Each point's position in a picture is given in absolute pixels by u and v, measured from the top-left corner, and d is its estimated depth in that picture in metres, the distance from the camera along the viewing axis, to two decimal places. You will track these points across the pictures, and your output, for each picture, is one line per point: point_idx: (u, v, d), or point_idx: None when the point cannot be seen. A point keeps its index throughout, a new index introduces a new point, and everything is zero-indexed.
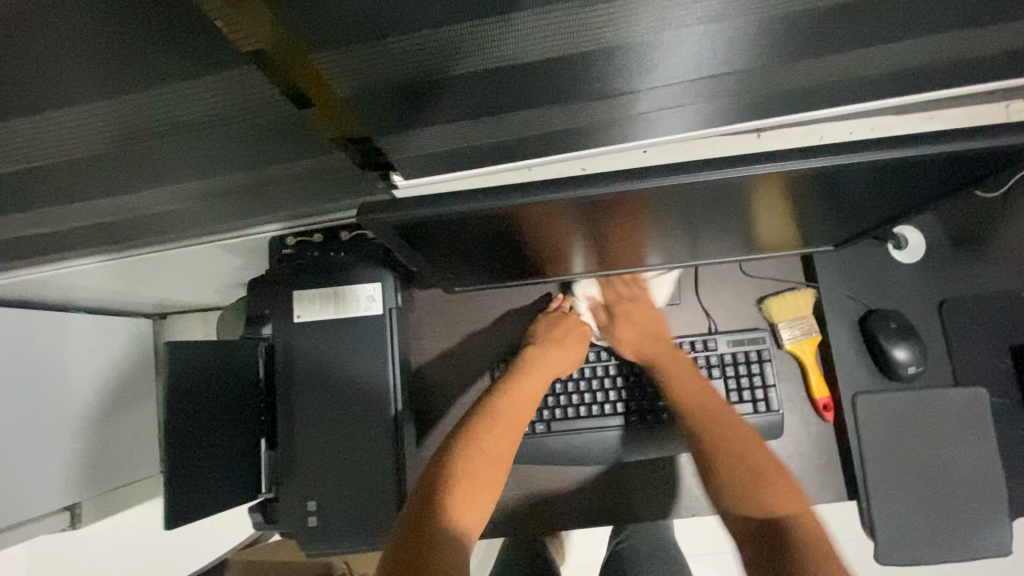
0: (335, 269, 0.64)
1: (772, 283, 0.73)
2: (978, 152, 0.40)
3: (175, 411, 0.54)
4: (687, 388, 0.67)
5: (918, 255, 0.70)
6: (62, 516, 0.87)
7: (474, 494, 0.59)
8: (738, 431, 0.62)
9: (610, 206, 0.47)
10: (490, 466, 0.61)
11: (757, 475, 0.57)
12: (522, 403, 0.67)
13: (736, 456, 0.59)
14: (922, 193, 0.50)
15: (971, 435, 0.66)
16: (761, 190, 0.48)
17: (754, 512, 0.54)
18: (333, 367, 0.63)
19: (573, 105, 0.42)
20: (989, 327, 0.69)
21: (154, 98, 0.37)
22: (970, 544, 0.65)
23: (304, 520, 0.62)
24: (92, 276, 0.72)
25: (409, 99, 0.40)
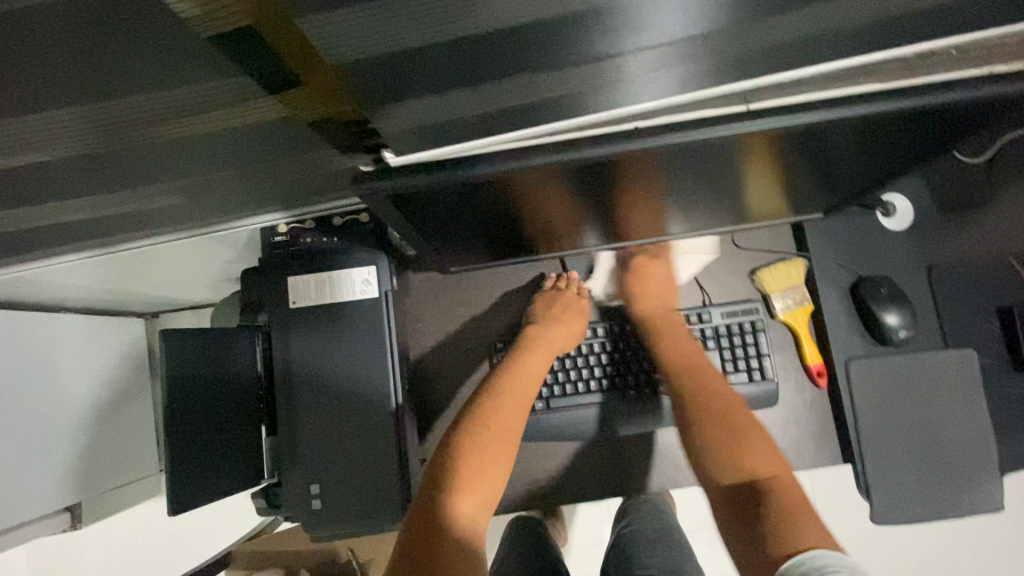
0: (329, 254, 0.64)
1: (764, 254, 0.73)
2: (963, 104, 0.41)
3: (175, 403, 0.54)
4: (683, 354, 0.68)
5: (907, 221, 0.71)
6: (61, 518, 0.88)
7: (478, 475, 0.59)
8: (725, 397, 0.64)
9: (604, 174, 0.47)
10: (497, 443, 0.61)
11: (744, 445, 0.59)
12: (527, 380, 0.67)
13: (725, 434, 0.60)
14: (910, 155, 0.51)
15: (961, 396, 0.67)
16: (751, 157, 0.49)
17: (736, 477, 0.57)
18: (330, 351, 0.63)
19: (575, 70, 0.38)
20: (976, 289, 0.70)
21: (148, 98, 0.37)
22: (963, 501, 0.66)
23: (308, 503, 0.62)
24: (81, 275, 0.71)
25: (399, 76, 0.36)
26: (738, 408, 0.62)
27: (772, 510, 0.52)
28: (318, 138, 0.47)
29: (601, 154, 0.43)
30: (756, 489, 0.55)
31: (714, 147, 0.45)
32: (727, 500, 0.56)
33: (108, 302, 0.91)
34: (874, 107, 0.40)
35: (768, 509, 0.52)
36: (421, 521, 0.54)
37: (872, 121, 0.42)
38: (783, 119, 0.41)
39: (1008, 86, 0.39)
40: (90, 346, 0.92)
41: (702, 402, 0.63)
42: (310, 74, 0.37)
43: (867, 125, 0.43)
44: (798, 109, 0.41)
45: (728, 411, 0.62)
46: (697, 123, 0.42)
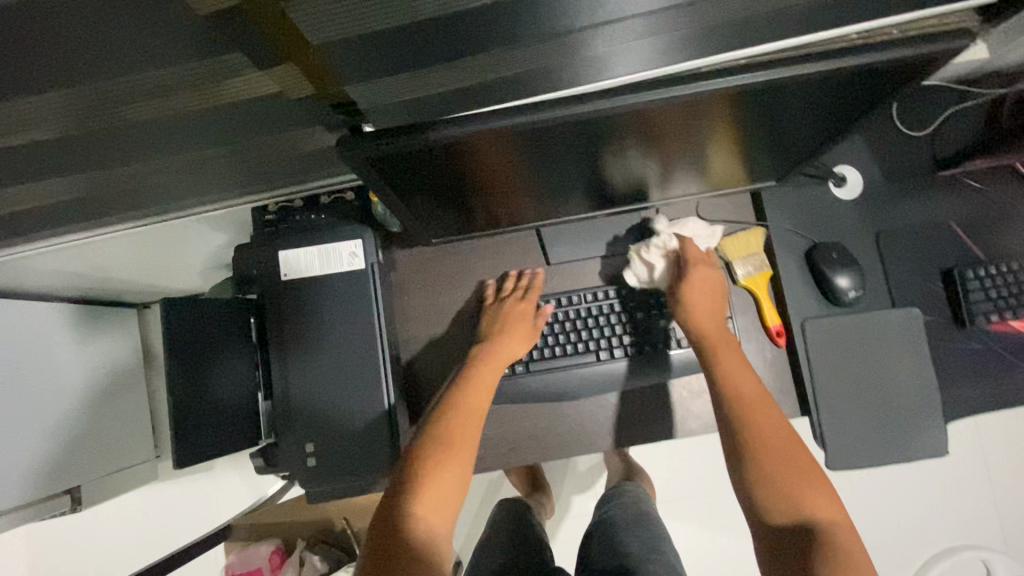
0: (318, 229, 0.68)
1: (727, 224, 0.78)
2: (894, 65, 0.45)
3: (173, 365, 0.58)
4: (740, 380, 0.64)
5: (856, 191, 0.77)
6: (63, 499, 0.84)
7: (439, 484, 0.59)
8: (776, 426, 0.60)
9: (569, 134, 0.52)
10: (454, 458, 0.61)
11: (803, 483, 0.56)
12: (480, 391, 0.68)
13: (774, 467, 0.57)
14: (851, 119, 0.55)
15: (907, 350, 0.73)
16: (707, 121, 0.53)
17: (791, 520, 0.55)
18: (320, 320, 0.67)
19: (537, 46, 0.41)
20: (921, 253, 0.76)
21: (151, 78, 0.41)
22: (910, 447, 0.72)
23: (303, 460, 0.66)
24: (81, 258, 0.74)
25: (382, 54, 0.40)
26: (791, 438, 0.59)
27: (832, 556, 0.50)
28: (305, 117, 0.51)
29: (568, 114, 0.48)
30: (814, 534, 0.53)
31: (670, 109, 0.49)
32: (781, 543, 0.54)
33: (104, 290, 0.94)
34: (813, 67, 0.44)
35: (825, 556, 0.50)
36: (378, 545, 0.55)
37: (812, 81, 0.46)
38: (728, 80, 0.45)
39: (933, 47, 0.43)
40: (91, 329, 0.93)
41: (757, 429, 0.60)
42: (299, 57, 0.41)
43: (806, 86, 0.47)
44: (742, 71, 0.45)
45: (783, 443, 0.59)
46: (652, 84, 0.46)
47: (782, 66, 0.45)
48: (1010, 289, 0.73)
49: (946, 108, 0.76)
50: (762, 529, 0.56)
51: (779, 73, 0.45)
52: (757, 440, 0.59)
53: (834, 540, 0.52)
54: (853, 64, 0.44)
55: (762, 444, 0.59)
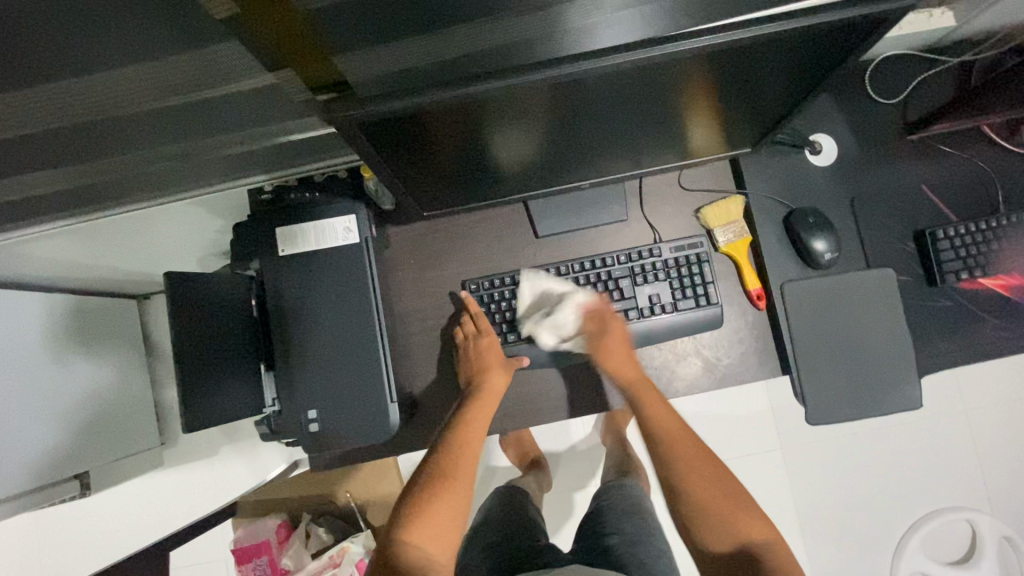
0: (313, 207, 0.71)
1: (708, 194, 0.81)
2: (871, 20, 0.45)
3: (177, 332, 0.61)
4: (664, 418, 0.74)
5: (831, 158, 0.80)
6: (72, 484, 0.89)
7: (442, 522, 0.67)
8: (706, 462, 0.72)
9: (556, 102, 0.53)
10: (451, 490, 0.69)
11: (734, 509, 0.69)
12: (474, 427, 0.73)
13: (707, 505, 0.69)
14: (814, 82, 0.57)
15: (881, 308, 0.76)
16: (690, 83, 0.54)
17: (728, 542, 0.68)
18: (319, 294, 0.70)
19: (519, 15, 0.44)
20: (894, 215, 0.79)
21: (153, 70, 0.44)
22: (887, 401, 0.75)
23: (307, 428, 0.69)
24: (79, 246, 0.76)
25: (369, 26, 0.42)
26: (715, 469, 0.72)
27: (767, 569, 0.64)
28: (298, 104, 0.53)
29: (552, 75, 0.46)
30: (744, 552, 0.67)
31: (655, 70, 0.50)
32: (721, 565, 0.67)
33: (105, 283, 0.95)
34: (798, 20, 0.44)
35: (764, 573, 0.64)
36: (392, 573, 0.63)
37: (797, 36, 0.47)
38: (716, 36, 0.45)
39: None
40: (95, 319, 0.94)
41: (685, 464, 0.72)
42: (298, 46, 0.41)
43: (791, 40, 0.47)
44: (729, 25, 0.45)
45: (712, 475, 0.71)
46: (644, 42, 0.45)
47: (767, 19, 0.45)
48: (979, 246, 0.76)
49: (916, 75, 0.79)
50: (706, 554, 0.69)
51: (765, 25, 0.45)
52: (693, 488, 0.70)
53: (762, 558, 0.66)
54: (834, 16, 0.44)
55: (694, 479, 0.71)
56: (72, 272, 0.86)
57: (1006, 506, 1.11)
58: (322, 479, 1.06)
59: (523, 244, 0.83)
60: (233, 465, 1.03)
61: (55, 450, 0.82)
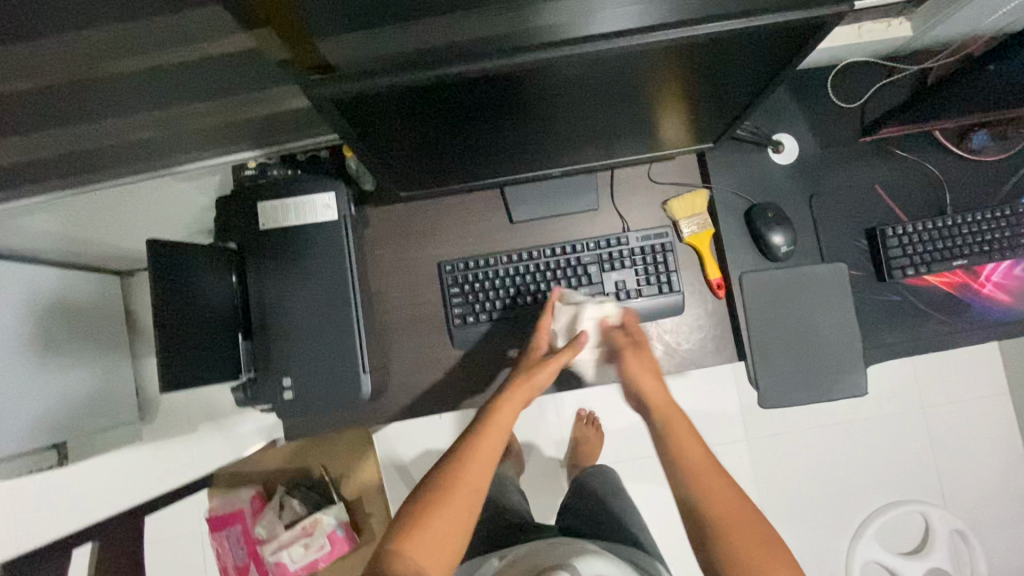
0: (293, 184, 0.73)
1: (676, 187, 0.86)
2: (817, 23, 0.48)
3: (163, 306, 0.62)
4: (689, 441, 0.64)
5: (792, 157, 0.84)
6: (50, 454, 0.88)
7: (439, 530, 0.59)
8: (732, 499, 0.60)
9: (526, 90, 0.55)
10: (456, 495, 0.62)
11: (763, 549, 0.57)
12: (498, 428, 0.68)
13: (739, 554, 0.57)
14: (762, 80, 0.61)
15: (833, 301, 0.81)
16: (653, 74, 0.57)
17: None
18: (297, 267, 0.73)
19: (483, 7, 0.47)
20: (848, 214, 0.84)
21: (136, 26, 0.47)
22: (835, 388, 0.80)
23: (281, 393, 0.72)
24: (60, 221, 0.77)
25: (356, 11, 0.45)
26: (742, 501, 0.60)
27: None
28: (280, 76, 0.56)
29: (521, 61, 0.46)
30: None
31: (620, 61, 0.53)
32: None
33: (86, 260, 0.97)
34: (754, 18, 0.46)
35: None
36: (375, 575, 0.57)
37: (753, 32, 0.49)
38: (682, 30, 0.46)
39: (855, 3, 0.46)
40: (75, 294, 0.96)
41: (703, 490, 0.60)
42: (278, 21, 0.43)
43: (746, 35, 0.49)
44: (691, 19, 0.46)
45: (736, 514, 0.59)
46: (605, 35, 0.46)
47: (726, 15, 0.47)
48: (925, 243, 0.81)
49: (875, 81, 0.83)
50: None
51: (724, 19, 0.46)
52: (722, 527, 0.58)
53: None
54: (790, 16, 0.46)
55: (716, 509, 0.59)
56: (54, 248, 0.87)
57: (955, 497, 1.17)
58: (298, 453, 1.08)
59: (498, 230, 0.86)
60: (209, 440, 1.05)
61: (39, 414, 0.84)
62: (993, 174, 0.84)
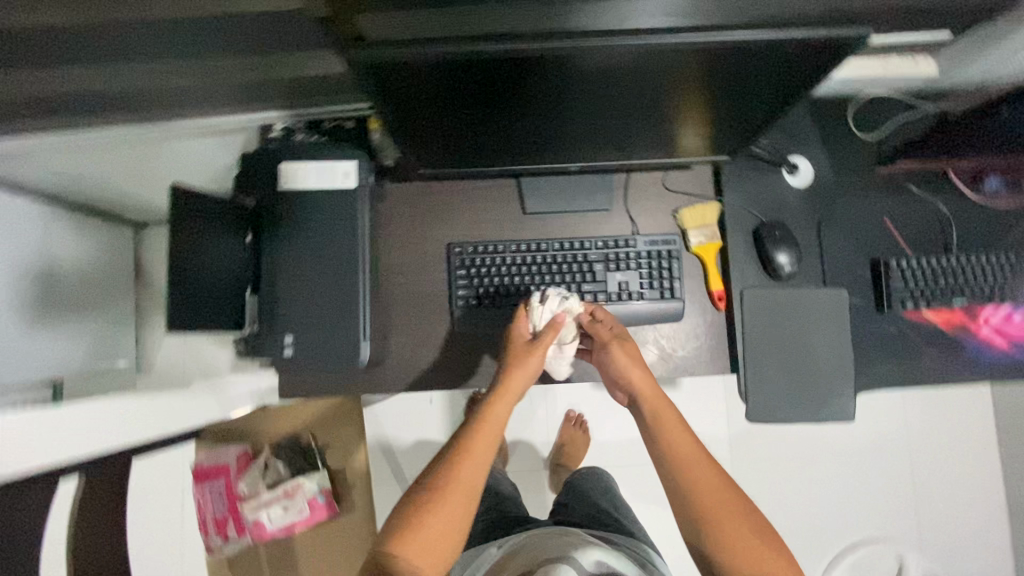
0: (317, 149, 0.75)
1: (688, 197, 0.87)
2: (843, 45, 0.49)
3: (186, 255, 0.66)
4: (678, 433, 0.66)
5: (807, 180, 0.85)
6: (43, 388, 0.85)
7: (434, 528, 0.61)
8: (722, 489, 0.62)
9: (552, 82, 0.56)
10: (450, 494, 0.63)
11: (753, 535, 0.60)
12: (492, 424, 0.69)
13: (729, 542, 0.59)
14: (783, 95, 0.61)
15: (829, 325, 0.82)
16: (675, 77, 0.57)
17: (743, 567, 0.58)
18: (311, 230, 0.74)
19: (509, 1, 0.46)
20: (855, 242, 0.85)
21: None
22: (823, 411, 0.81)
23: (281, 350, 0.73)
24: (81, 164, 0.79)
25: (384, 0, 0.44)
26: (732, 489, 0.62)
27: None
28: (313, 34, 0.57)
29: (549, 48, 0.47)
30: None
31: (644, 62, 0.53)
32: None
33: (100, 208, 0.98)
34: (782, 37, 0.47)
35: None
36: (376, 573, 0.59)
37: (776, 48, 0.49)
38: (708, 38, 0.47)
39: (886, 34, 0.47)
40: (85, 239, 0.97)
41: (694, 481, 0.62)
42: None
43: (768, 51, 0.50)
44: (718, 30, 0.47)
45: (727, 503, 0.61)
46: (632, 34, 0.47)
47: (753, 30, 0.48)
48: (927, 279, 0.82)
49: (896, 113, 0.85)
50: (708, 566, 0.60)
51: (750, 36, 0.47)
52: (713, 518, 0.60)
53: None
54: (816, 34, 0.47)
55: (707, 499, 0.61)
56: (72, 190, 0.88)
57: (931, 537, 1.18)
58: (288, 417, 1.09)
59: (510, 219, 0.88)
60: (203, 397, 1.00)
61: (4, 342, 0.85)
62: (1000, 219, 0.85)
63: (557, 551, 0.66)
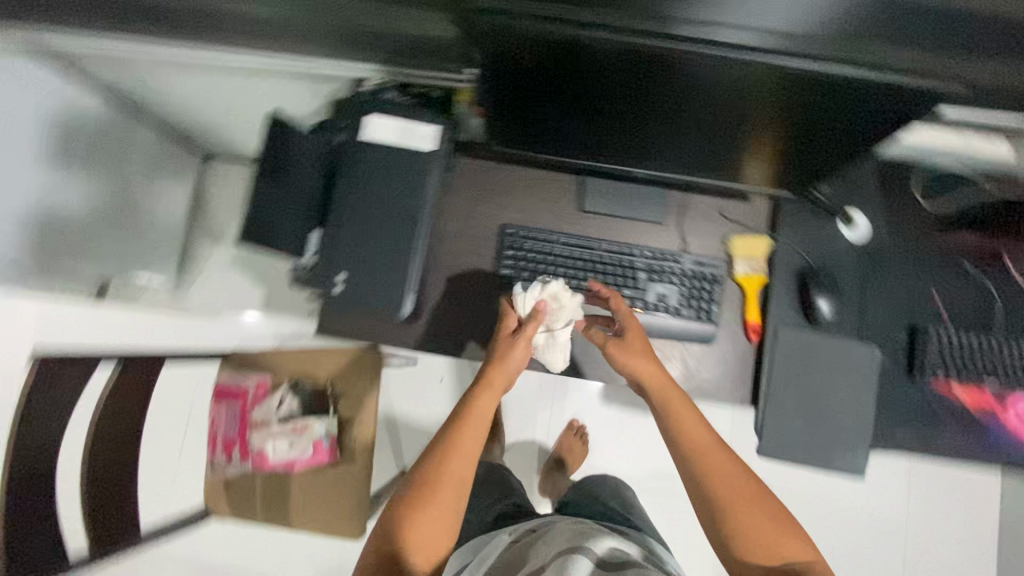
0: (402, 108, 0.79)
1: (741, 227, 0.89)
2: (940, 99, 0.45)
3: (266, 181, 0.80)
4: (687, 421, 0.66)
5: (865, 237, 0.85)
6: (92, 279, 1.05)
7: (432, 519, 0.63)
8: (735, 472, 0.62)
9: (633, 83, 0.56)
10: (443, 489, 0.64)
11: (772, 518, 0.60)
12: (480, 418, 0.69)
13: (745, 526, 0.59)
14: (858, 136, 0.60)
15: (856, 379, 0.82)
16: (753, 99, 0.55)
17: (761, 551, 0.58)
18: (383, 182, 0.78)
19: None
20: (897, 305, 0.86)
21: None
22: (835, 461, 0.82)
23: (333, 285, 0.77)
24: (179, 83, 0.84)
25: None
26: (745, 474, 0.62)
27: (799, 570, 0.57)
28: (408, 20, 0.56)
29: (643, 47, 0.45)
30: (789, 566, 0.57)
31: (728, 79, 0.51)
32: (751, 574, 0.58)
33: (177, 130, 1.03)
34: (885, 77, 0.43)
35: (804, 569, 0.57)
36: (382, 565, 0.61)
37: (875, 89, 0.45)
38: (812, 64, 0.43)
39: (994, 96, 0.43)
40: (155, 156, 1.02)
41: (707, 465, 0.63)
42: None
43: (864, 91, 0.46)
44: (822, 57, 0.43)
45: (740, 487, 0.61)
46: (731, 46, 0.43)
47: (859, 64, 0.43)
48: (963, 352, 0.81)
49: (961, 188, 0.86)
50: (727, 552, 0.59)
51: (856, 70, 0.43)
52: (730, 503, 0.60)
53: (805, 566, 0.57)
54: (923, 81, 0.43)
55: (722, 483, 0.61)
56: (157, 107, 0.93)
57: None
58: None
59: (565, 213, 0.90)
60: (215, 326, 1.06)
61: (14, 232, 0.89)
62: None
63: (570, 540, 0.66)
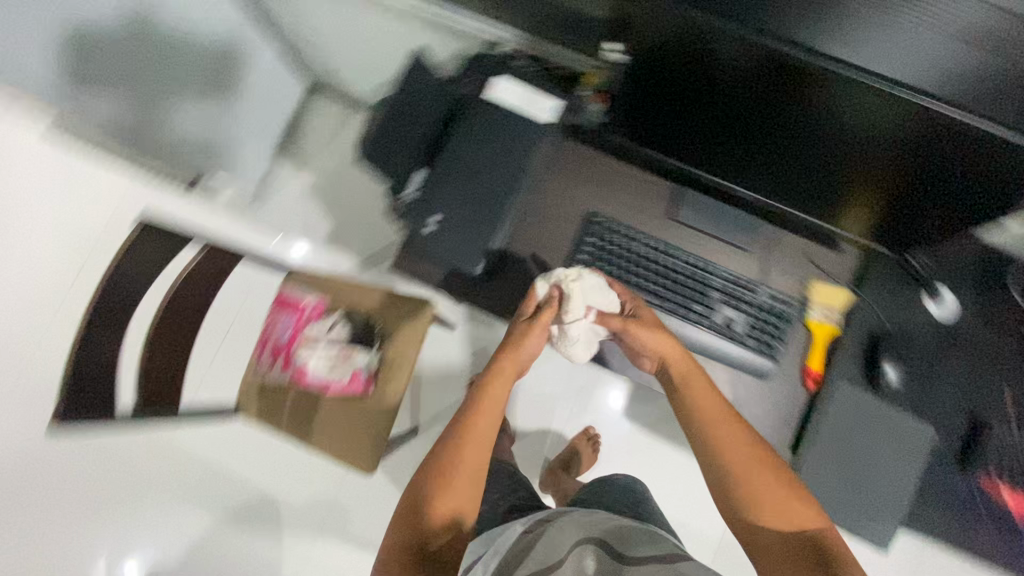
0: (530, 80, 0.82)
1: (825, 274, 0.88)
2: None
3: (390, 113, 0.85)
4: (703, 396, 0.65)
5: (949, 315, 0.82)
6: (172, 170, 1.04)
7: (451, 500, 0.58)
8: (745, 445, 0.60)
9: (766, 95, 0.55)
10: (461, 471, 0.59)
11: (791, 492, 0.58)
12: (494, 404, 0.65)
13: (756, 497, 0.58)
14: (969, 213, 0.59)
15: (906, 454, 0.81)
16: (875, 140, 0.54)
17: (770, 519, 0.57)
18: (495, 140, 0.80)
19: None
20: (965, 390, 0.83)
21: None
22: (859, 525, 0.83)
23: (423, 224, 0.80)
24: None
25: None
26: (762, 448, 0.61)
27: (814, 539, 0.55)
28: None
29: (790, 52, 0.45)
30: (813, 538, 0.55)
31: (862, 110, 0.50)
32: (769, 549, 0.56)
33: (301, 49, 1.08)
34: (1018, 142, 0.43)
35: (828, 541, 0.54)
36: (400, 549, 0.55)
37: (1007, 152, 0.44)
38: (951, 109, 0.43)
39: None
40: None
41: (717, 434, 0.62)
42: None
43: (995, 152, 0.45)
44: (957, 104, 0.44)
45: (751, 458, 0.60)
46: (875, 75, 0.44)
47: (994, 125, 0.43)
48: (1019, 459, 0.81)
49: None
50: (741, 524, 0.58)
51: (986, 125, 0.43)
52: (737, 468, 0.59)
53: (830, 540, 0.55)
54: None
55: (733, 453, 0.60)
56: None
57: None
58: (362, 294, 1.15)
59: (654, 215, 0.91)
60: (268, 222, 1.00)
61: (124, 101, 0.99)
62: None
63: (583, 527, 0.67)
